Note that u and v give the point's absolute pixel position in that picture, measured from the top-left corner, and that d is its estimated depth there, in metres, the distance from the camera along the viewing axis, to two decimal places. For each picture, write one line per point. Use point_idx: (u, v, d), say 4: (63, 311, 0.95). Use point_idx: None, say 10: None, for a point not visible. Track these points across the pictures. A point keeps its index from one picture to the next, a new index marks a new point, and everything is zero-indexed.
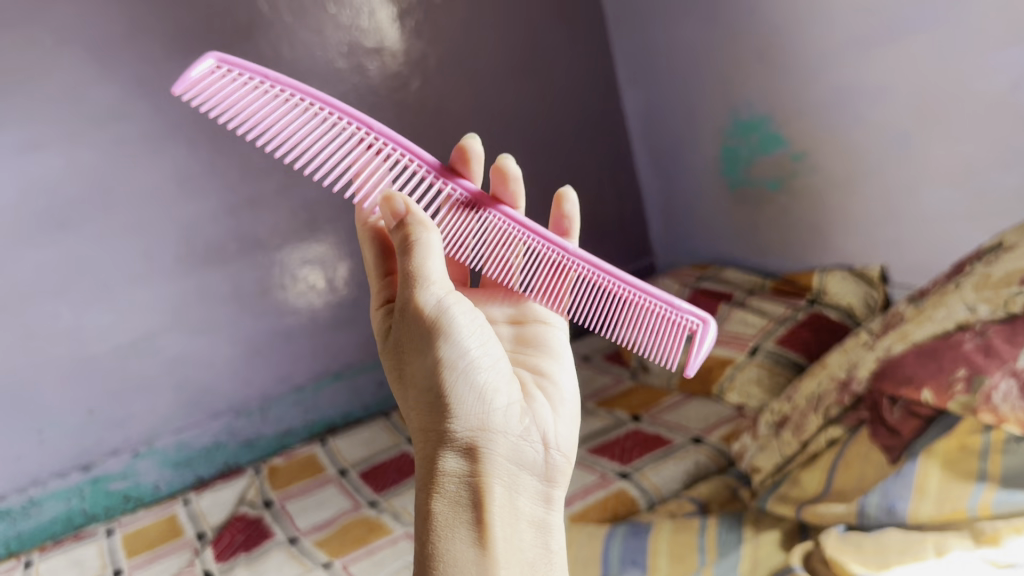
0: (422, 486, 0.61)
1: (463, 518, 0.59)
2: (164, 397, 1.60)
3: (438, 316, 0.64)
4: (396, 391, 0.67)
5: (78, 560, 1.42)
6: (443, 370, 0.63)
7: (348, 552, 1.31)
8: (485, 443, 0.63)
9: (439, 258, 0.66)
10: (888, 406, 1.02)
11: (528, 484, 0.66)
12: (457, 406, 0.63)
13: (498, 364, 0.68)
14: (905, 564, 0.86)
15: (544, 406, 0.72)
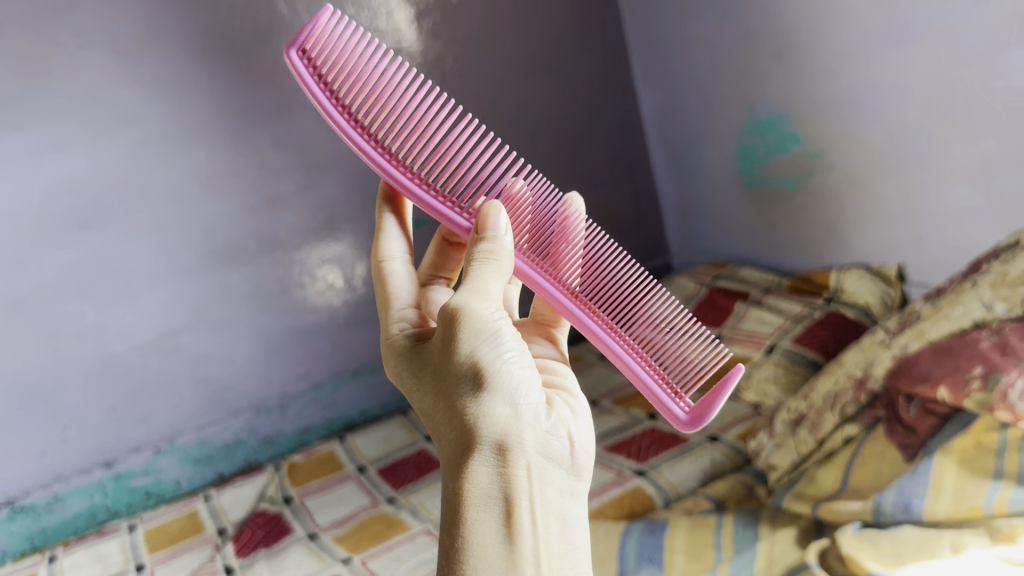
0: (451, 480, 0.59)
1: (493, 514, 0.58)
2: (185, 394, 1.62)
3: (483, 319, 0.62)
4: (422, 383, 0.65)
5: (101, 555, 1.45)
6: (478, 365, 0.60)
7: (367, 548, 1.32)
8: (517, 437, 0.60)
9: (494, 283, 0.66)
10: (905, 404, 1.02)
11: (554, 478, 0.63)
12: (491, 401, 0.60)
13: (529, 359, 0.64)
14: (921, 560, 0.86)
15: (565, 406, 0.68)
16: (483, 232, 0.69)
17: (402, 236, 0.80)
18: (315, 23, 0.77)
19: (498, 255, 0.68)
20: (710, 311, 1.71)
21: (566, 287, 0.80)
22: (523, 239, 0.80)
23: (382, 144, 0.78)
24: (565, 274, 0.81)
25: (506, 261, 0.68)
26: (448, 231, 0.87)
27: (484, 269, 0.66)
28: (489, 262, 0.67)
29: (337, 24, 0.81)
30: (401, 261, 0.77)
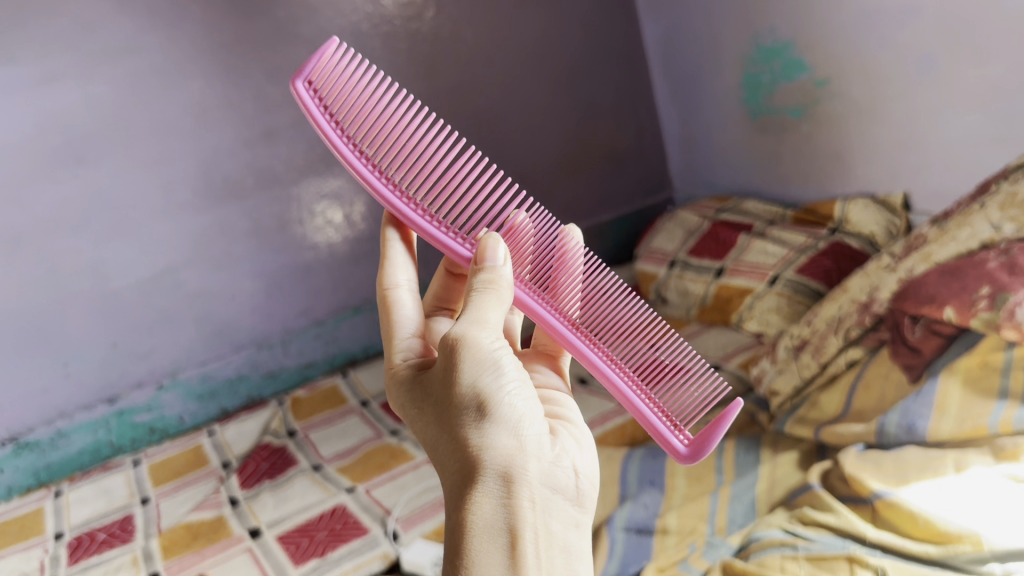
0: (453, 511, 0.55)
1: (497, 545, 0.54)
2: (186, 329, 1.61)
3: (484, 349, 0.58)
4: (423, 413, 0.61)
5: (106, 489, 1.46)
6: (480, 395, 0.57)
7: (372, 477, 1.34)
8: (522, 468, 0.56)
9: (495, 311, 0.62)
10: (910, 325, 1.00)
11: (559, 510, 0.59)
12: (494, 431, 0.56)
13: (533, 392, 0.61)
14: (924, 479, 0.86)
15: (569, 436, 0.65)
16: (482, 263, 0.65)
17: (409, 263, 0.74)
18: (321, 58, 0.76)
19: (497, 285, 0.64)
20: (712, 243, 1.69)
21: (566, 318, 0.76)
22: (524, 271, 0.76)
23: (385, 173, 0.75)
24: (564, 305, 0.77)
25: (507, 292, 0.64)
26: (452, 263, 0.80)
27: (486, 297, 0.63)
28: (488, 292, 0.63)
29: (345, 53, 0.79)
30: (407, 289, 0.72)
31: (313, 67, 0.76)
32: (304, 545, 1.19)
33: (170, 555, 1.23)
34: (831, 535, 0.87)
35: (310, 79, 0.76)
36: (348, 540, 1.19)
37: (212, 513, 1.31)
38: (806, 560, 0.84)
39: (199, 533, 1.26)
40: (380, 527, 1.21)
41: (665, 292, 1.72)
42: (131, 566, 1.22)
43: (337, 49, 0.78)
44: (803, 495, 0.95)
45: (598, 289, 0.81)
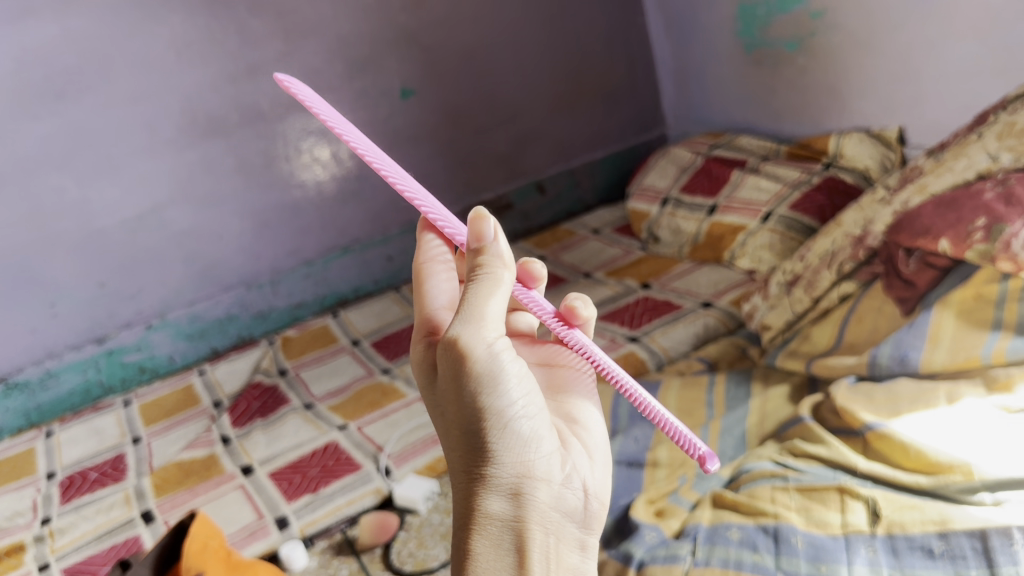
0: (461, 523, 0.53)
1: (502, 566, 0.51)
2: (174, 269, 1.60)
3: (485, 359, 0.50)
4: (434, 408, 0.56)
5: (98, 429, 1.46)
6: (482, 413, 0.51)
7: (363, 415, 1.34)
8: (530, 491, 0.52)
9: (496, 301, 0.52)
10: (905, 258, 0.99)
11: (571, 532, 0.55)
12: (500, 455, 0.52)
13: (540, 407, 0.55)
14: (916, 411, 0.86)
15: (581, 447, 0.59)
16: (478, 245, 0.53)
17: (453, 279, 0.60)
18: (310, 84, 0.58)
19: (493, 271, 0.53)
20: (705, 180, 1.67)
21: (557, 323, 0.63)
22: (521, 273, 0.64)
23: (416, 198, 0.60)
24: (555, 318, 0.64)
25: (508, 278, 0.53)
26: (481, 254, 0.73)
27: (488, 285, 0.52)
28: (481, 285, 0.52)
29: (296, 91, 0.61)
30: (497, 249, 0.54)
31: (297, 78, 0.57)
32: (297, 482, 1.19)
33: (161, 493, 1.22)
34: (822, 467, 0.88)
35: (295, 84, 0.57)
36: (340, 477, 1.19)
37: (204, 452, 1.31)
38: (796, 491, 0.85)
39: (191, 471, 1.27)
40: (372, 463, 1.21)
41: (657, 231, 1.71)
42: (123, 505, 1.21)
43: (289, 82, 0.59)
44: (793, 427, 0.96)
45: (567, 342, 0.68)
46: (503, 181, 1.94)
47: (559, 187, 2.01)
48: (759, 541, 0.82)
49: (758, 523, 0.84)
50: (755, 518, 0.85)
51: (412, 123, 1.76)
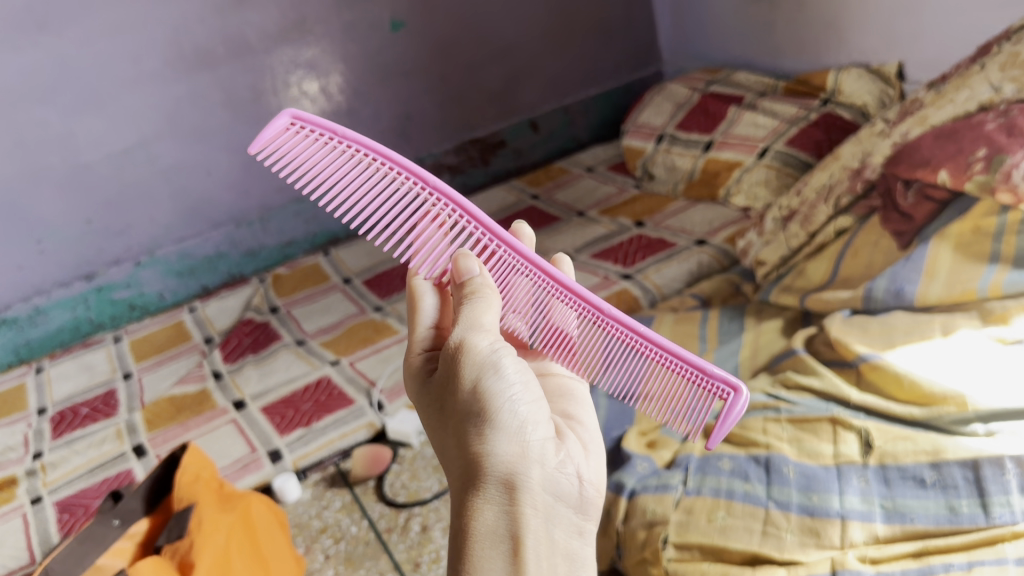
0: (457, 516, 0.55)
1: (498, 552, 0.53)
2: (162, 205, 1.58)
3: (486, 352, 0.57)
4: (431, 418, 0.61)
5: (88, 365, 1.45)
6: (481, 398, 0.56)
7: (355, 351, 1.34)
8: (523, 474, 0.55)
9: (494, 314, 0.60)
10: (902, 190, 0.97)
11: (562, 516, 0.59)
12: (495, 436, 0.55)
13: (537, 397, 0.60)
14: (911, 343, 0.86)
15: (577, 440, 0.65)
16: (460, 279, 0.63)
17: (438, 308, 0.66)
18: (270, 127, 0.70)
19: (484, 293, 0.61)
20: (701, 116, 1.64)
21: (538, 341, 0.69)
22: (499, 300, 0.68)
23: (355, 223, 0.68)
24: (536, 334, 0.69)
25: (494, 297, 0.62)
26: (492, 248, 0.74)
27: (485, 296, 0.61)
28: (476, 300, 0.61)
29: (292, 135, 0.71)
30: (482, 279, 0.63)
31: (257, 140, 0.69)
32: (289, 416, 1.19)
33: (153, 428, 1.22)
34: (814, 398, 0.88)
35: (256, 155, 0.68)
36: (333, 411, 1.19)
37: (196, 387, 1.30)
38: (788, 422, 0.86)
39: (182, 406, 1.26)
40: (364, 398, 1.20)
41: (653, 169, 1.69)
42: (115, 438, 1.21)
43: (277, 133, 0.70)
44: (786, 359, 0.96)
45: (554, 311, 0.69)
46: (496, 118, 1.91)
47: (553, 125, 1.99)
48: (750, 471, 0.83)
49: (750, 454, 0.85)
50: (747, 449, 0.86)
51: (403, 57, 1.72)
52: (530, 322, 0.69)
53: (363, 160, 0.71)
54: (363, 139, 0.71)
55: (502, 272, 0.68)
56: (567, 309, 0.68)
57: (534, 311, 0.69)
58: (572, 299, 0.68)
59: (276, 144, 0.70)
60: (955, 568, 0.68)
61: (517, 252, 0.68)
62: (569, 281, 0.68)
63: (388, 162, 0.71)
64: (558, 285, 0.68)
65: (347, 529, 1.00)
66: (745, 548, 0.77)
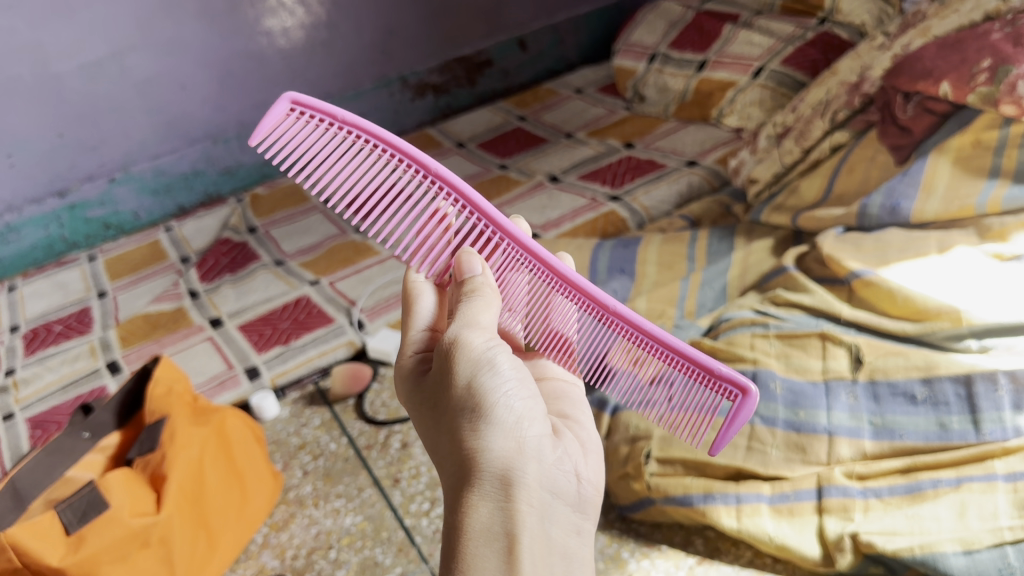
0: (450, 513, 0.52)
1: (493, 549, 0.50)
2: (137, 120, 1.52)
3: (480, 349, 0.55)
4: (423, 415, 0.58)
5: (62, 283, 1.42)
6: (475, 395, 0.53)
7: (336, 271, 1.30)
8: (520, 470, 0.52)
9: (490, 313, 0.57)
10: (902, 103, 0.94)
11: (558, 513, 0.56)
12: (490, 431, 0.53)
13: (533, 393, 0.57)
14: (906, 261, 0.83)
15: (574, 440, 0.63)
16: (462, 277, 0.60)
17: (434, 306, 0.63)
18: (271, 115, 0.66)
19: (482, 291, 0.58)
20: (695, 35, 1.58)
21: (537, 342, 0.66)
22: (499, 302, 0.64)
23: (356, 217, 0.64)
24: (534, 335, 0.65)
25: (495, 296, 0.59)
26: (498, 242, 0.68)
27: (484, 294, 0.58)
28: (473, 299, 0.58)
29: (296, 125, 0.67)
30: (485, 280, 0.60)
31: (257, 131, 0.66)
32: (267, 335, 1.16)
33: (128, 344, 1.19)
34: (803, 314, 0.86)
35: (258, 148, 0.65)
36: (312, 329, 1.16)
37: (171, 305, 1.27)
38: (776, 338, 0.84)
39: (158, 324, 1.23)
40: (344, 317, 1.18)
41: (644, 90, 1.64)
42: (88, 355, 1.18)
43: (281, 124, 0.67)
44: (776, 277, 0.93)
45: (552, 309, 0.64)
46: (482, 36, 1.85)
47: (541, 44, 1.94)
48: None
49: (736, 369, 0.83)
50: (733, 365, 0.84)
51: None
52: (528, 322, 0.65)
53: (368, 148, 0.66)
54: (366, 125, 0.66)
55: (501, 270, 0.64)
56: (566, 307, 0.64)
57: (531, 310, 0.64)
58: (570, 295, 0.63)
59: (278, 133, 0.67)
60: (944, 484, 0.67)
61: (519, 243, 0.64)
62: (569, 273, 0.63)
63: (394, 149, 0.66)
64: (557, 282, 0.63)
65: (326, 446, 0.98)
66: (728, 464, 0.77)
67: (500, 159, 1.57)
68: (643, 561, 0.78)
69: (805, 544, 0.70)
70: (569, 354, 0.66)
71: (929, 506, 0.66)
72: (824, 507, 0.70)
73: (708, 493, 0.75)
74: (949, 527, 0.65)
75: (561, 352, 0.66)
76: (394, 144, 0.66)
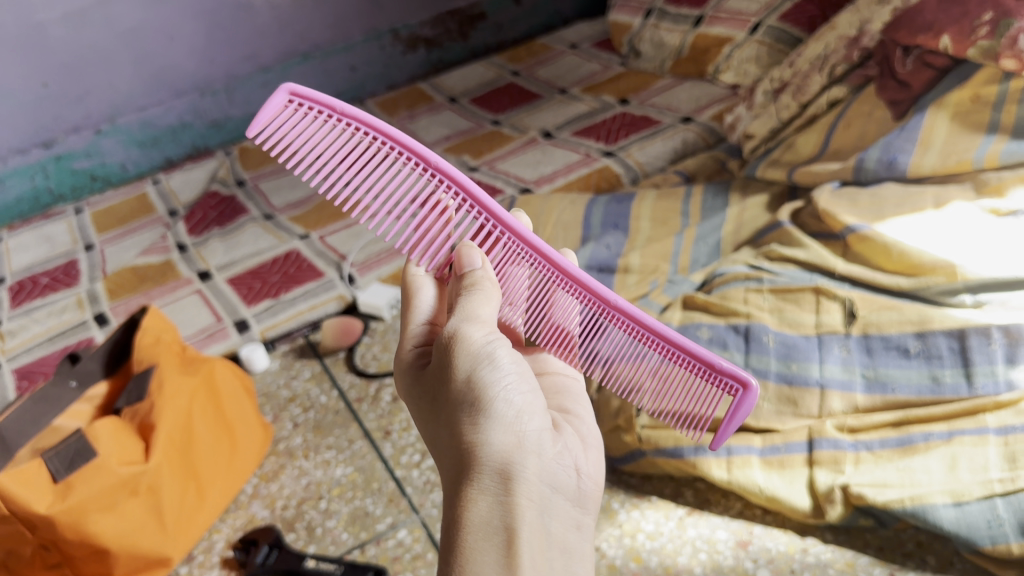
0: (449, 508, 0.50)
1: (491, 544, 0.48)
2: (124, 71, 1.49)
3: (479, 343, 0.53)
4: (423, 409, 0.56)
5: (48, 235, 1.40)
6: (474, 389, 0.52)
7: (325, 225, 1.29)
8: (520, 465, 0.51)
9: (490, 307, 0.56)
10: (901, 57, 0.93)
11: (559, 508, 0.54)
12: (488, 425, 0.51)
13: (533, 387, 0.55)
14: (902, 216, 0.82)
15: (574, 434, 0.60)
16: (461, 271, 0.58)
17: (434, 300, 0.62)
18: (268, 107, 0.62)
19: (482, 285, 0.57)
20: None
21: (535, 336, 0.63)
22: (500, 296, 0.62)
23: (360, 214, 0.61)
24: (532, 330, 0.63)
25: (494, 291, 0.57)
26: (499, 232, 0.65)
27: (484, 288, 0.56)
28: (472, 293, 0.56)
29: (295, 118, 0.64)
30: (485, 275, 0.58)
31: (255, 123, 0.62)
32: (257, 288, 1.15)
33: (115, 297, 1.18)
34: (797, 269, 0.85)
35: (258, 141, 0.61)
36: (302, 283, 1.15)
37: (159, 258, 1.25)
38: (770, 292, 0.83)
39: (146, 277, 1.22)
40: (334, 271, 1.17)
41: (640, 46, 1.61)
42: (76, 307, 1.17)
43: (280, 118, 0.63)
44: (771, 232, 0.93)
45: (552, 304, 0.62)
46: None
47: None
48: (729, 340, 0.81)
49: (729, 323, 0.83)
50: (726, 319, 0.84)
51: None
52: (527, 316, 0.63)
53: (369, 142, 0.63)
54: (370, 119, 0.63)
55: (500, 263, 0.62)
56: (566, 302, 0.62)
57: (530, 303, 0.62)
58: (572, 290, 0.61)
59: (274, 125, 0.63)
60: (935, 437, 0.67)
61: (521, 237, 0.61)
62: (572, 268, 0.61)
63: (396, 144, 0.63)
64: (558, 277, 0.61)
65: (316, 398, 0.98)
66: None
67: (493, 115, 1.55)
68: (633, 512, 0.78)
69: (795, 495, 0.70)
70: (569, 349, 0.64)
71: (920, 458, 0.67)
72: (815, 459, 0.70)
73: (698, 446, 0.74)
74: (940, 479, 0.65)
75: (560, 346, 0.64)
76: (398, 139, 0.63)
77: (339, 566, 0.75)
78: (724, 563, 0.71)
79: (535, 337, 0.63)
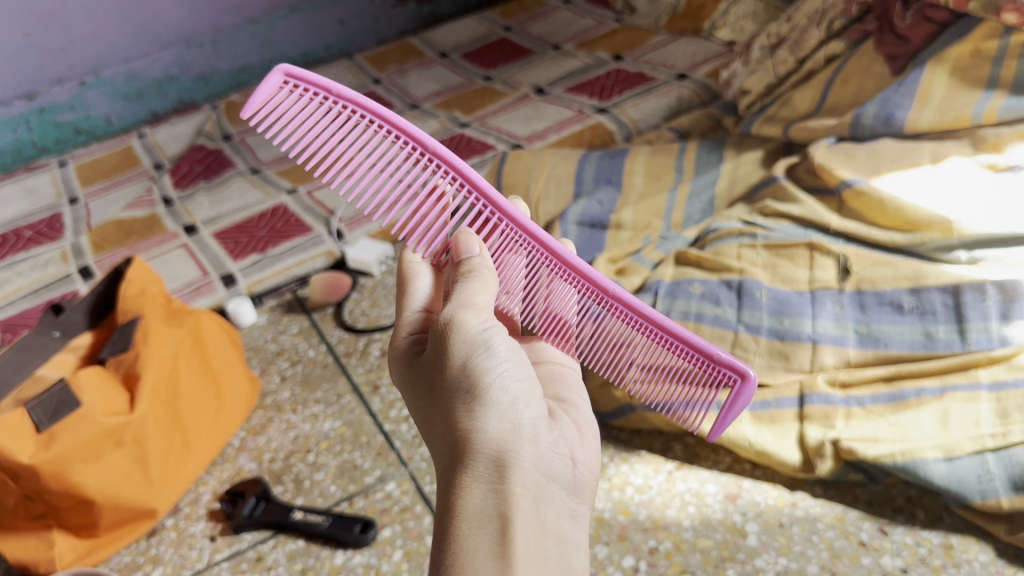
0: (442, 496, 0.48)
1: (486, 532, 0.45)
2: (108, 21, 1.45)
3: (476, 330, 0.51)
4: (417, 398, 0.54)
5: (32, 189, 1.37)
6: (470, 375, 0.49)
7: (314, 180, 1.27)
8: (516, 452, 0.48)
9: (488, 294, 0.54)
10: (901, 11, 0.91)
11: (556, 498, 0.52)
12: (483, 411, 0.49)
13: (529, 374, 0.53)
14: (899, 171, 0.81)
15: (570, 422, 0.58)
16: (459, 258, 0.56)
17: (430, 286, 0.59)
18: (263, 90, 0.60)
19: (481, 272, 0.55)
20: None
21: (532, 325, 0.61)
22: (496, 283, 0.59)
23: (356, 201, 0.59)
24: (529, 319, 0.61)
25: (493, 278, 0.55)
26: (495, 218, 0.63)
27: (483, 275, 0.55)
28: (471, 280, 0.54)
29: (290, 98, 0.61)
30: (484, 262, 0.56)
31: (249, 102, 0.59)
32: (244, 243, 1.14)
33: (100, 250, 1.17)
34: (791, 225, 0.84)
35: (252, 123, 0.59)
36: (290, 238, 1.13)
37: (145, 212, 1.24)
38: (764, 248, 0.83)
39: (131, 230, 1.20)
40: (323, 226, 1.15)
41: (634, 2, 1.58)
42: (60, 260, 1.16)
43: (275, 97, 0.61)
44: (765, 188, 0.92)
45: (550, 293, 0.60)
46: None
47: None
48: (721, 295, 0.81)
49: (722, 278, 0.82)
50: (719, 274, 0.83)
51: None
52: (523, 304, 0.60)
53: (367, 126, 0.61)
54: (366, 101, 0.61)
55: (498, 250, 0.60)
56: (563, 291, 0.60)
57: (528, 291, 0.60)
58: (571, 277, 0.59)
59: (270, 107, 0.60)
60: (928, 393, 0.67)
61: (520, 227, 0.59)
62: (571, 256, 0.59)
63: (393, 127, 0.60)
64: (556, 265, 0.60)
65: (304, 352, 0.97)
66: None
67: (484, 70, 1.53)
68: (623, 466, 0.77)
69: (785, 450, 0.69)
70: (566, 339, 0.62)
71: (911, 413, 0.66)
72: (806, 414, 0.70)
73: None
74: (931, 434, 0.65)
75: (557, 336, 0.62)
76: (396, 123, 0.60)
77: (327, 518, 0.75)
78: (713, 517, 0.71)
79: (532, 326, 0.61)
